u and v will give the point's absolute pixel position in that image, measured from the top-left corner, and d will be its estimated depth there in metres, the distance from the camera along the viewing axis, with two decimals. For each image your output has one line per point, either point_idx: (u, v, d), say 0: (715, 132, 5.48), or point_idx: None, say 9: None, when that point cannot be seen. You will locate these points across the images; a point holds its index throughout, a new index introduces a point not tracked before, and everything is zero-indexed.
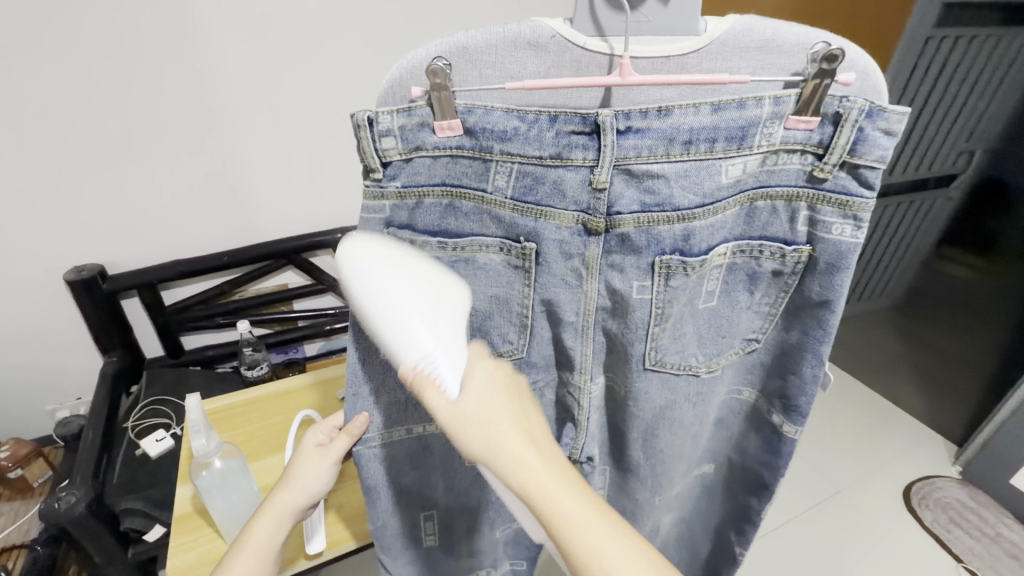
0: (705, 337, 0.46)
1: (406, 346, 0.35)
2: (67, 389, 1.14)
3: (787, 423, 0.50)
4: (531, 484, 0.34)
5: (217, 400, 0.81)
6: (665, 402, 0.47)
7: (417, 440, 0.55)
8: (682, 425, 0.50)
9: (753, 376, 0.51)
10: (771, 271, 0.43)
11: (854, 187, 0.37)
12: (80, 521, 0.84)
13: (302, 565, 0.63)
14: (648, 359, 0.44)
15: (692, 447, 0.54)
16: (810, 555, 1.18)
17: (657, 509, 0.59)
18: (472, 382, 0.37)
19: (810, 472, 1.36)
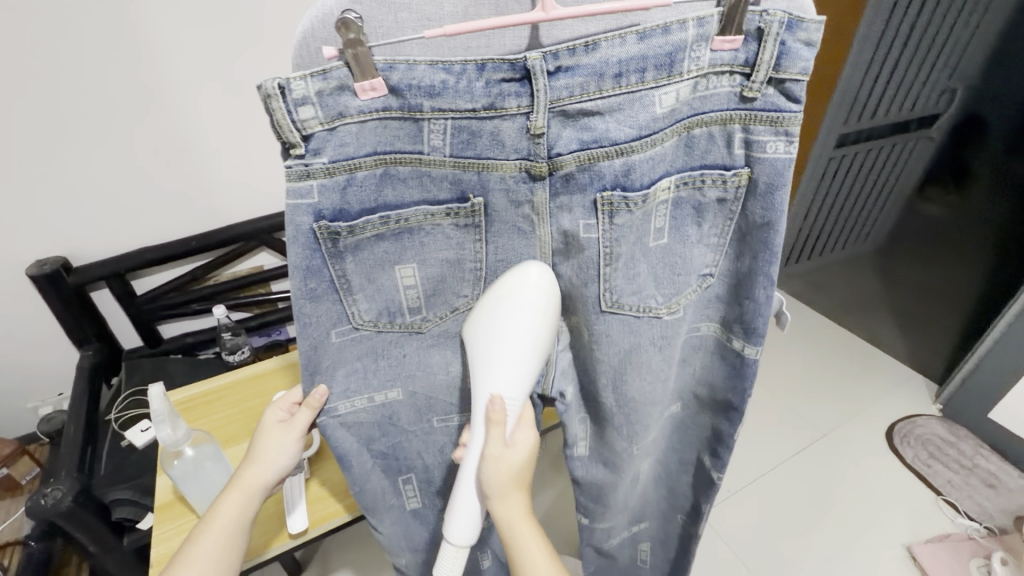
0: (661, 277, 0.45)
1: (503, 385, 0.43)
2: (47, 385, 1.13)
3: (747, 346, 0.49)
4: (509, 530, 0.47)
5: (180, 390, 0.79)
6: (630, 345, 0.47)
7: (384, 408, 0.54)
8: (649, 367, 0.49)
9: (711, 308, 0.50)
10: (715, 200, 0.42)
11: (783, 103, 0.37)
12: (70, 515, 0.83)
13: (286, 544, 0.63)
14: (604, 302, 0.43)
15: (663, 389, 0.53)
16: (796, 498, 1.22)
17: (636, 456, 0.60)
18: (523, 444, 0.46)
19: (794, 418, 1.38)
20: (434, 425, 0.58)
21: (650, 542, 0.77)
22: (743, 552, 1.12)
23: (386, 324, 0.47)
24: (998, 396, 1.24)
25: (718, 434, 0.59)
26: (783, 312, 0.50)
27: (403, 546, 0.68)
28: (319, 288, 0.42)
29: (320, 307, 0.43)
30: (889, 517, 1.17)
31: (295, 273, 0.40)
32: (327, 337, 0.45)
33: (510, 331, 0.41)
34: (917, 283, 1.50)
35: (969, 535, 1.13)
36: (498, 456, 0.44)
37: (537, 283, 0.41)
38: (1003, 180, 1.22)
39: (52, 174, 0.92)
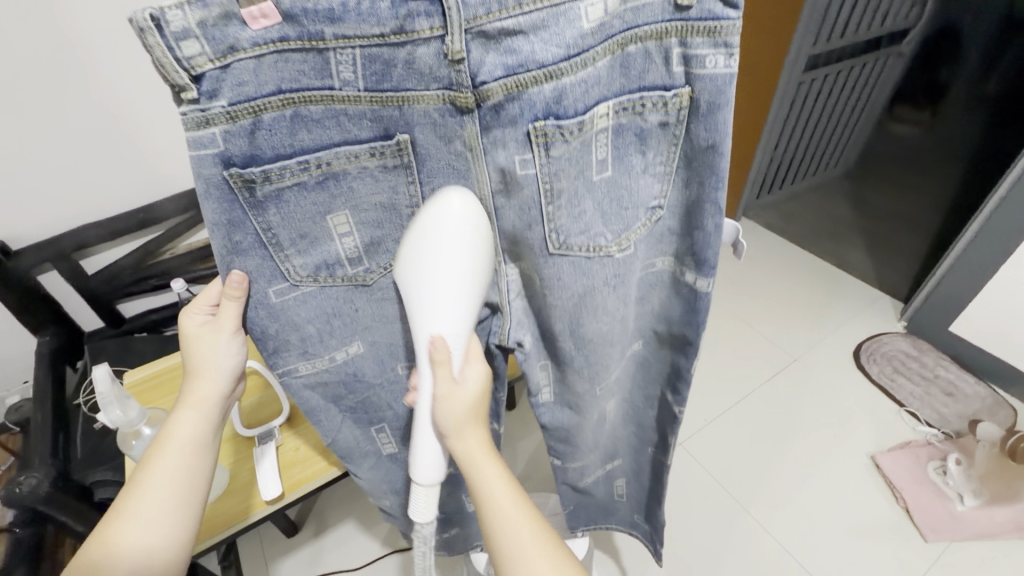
0: (608, 213, 0.44)
1: (439, 325, 0.42)
2: (13, 374, 1.09)
3: (699, 279, 0.49)
4: (473, 471, 0.44)
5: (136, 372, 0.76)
6: (582, 287, 0.47)
7: (345, 366, 0.53)
8: (604, 306, 0.49)
9: (667, 243, 0.49)
10: (658, 124, 0.40)
11: (720, 10, 0.34)
12: (49, 500, 0.80)
13: (263, 509, 0.63)
14: (551, 244, 0.43)
15: (620, 328, 0.53)
16: (769, 419, 1.27)
17: (598, 395, 0.60)
18: (468, 378, 0.44)
19: (767, 346, 1.42)
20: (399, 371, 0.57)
21: (624, 477, 0.81)
22: (718, 471, 1.18)
23: (326, 278, 0.45)
24: (959, 309, 1.27)
25: (678, 367, 0.60)
26: (739, 240, 0.49)
27: (386, 495, 0.70)
28: (245, 242, 0.40)
29: (250, 260, 0.41)
30: (854, 428, 1.24)
31: (214, 227, 0.38)
32: (265, 296, 0.44)
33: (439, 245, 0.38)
34: (891, 202, 1.54)
35: (928, 441, 1.20)
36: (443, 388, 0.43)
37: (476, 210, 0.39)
38: (974, 93, 1.21)
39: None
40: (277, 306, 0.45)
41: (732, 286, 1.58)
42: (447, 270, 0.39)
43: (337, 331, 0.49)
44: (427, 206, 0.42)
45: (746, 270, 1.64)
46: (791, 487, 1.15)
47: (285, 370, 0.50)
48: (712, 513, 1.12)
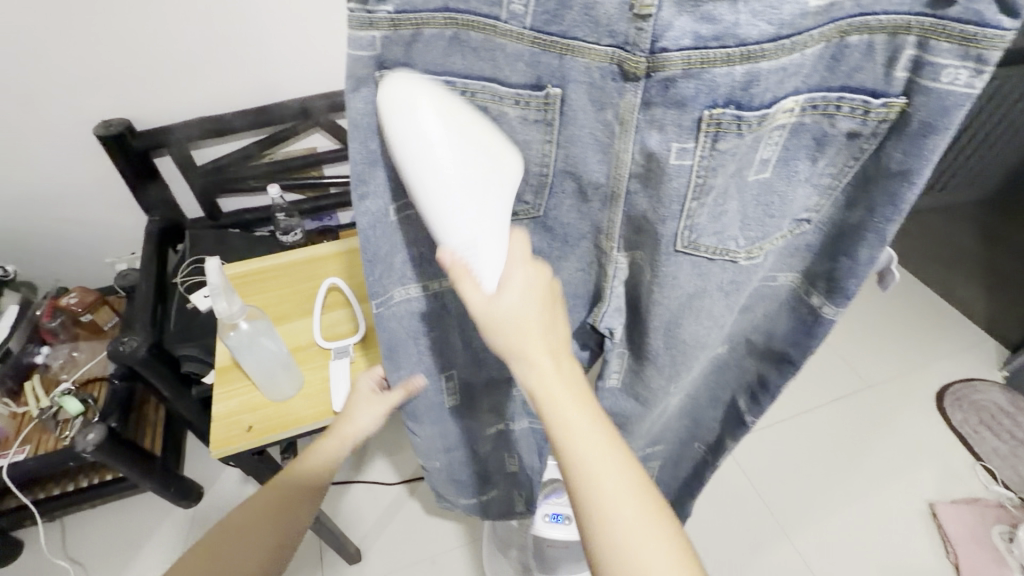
0: (749, 218, 0.40)
1: (451, 234, 0.36)
2: (122, 243, 1.19)
3: (828, 305, 0.45)
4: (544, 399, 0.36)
5: (239, 264, 0.77)
6: (694, 290, 0.44)
7: (433, 301, 0.54)
8: (710, 313, 0.46)
9: (796, 258, 0.45)
10: (846, 133, 0.35)
11: (989, 16, 0.29)
12: (145, 363, 0.93)
13: (332, 420, 0.63)
14: (678, 243, 0.40)
15: (718, 335, 0.50)
16: (826, 443, 1.20)
17: (670, 393, 0.58)
18: (508, 283, 0.37)
19: (840, 366, 1.33)
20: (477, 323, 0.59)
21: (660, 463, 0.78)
22: (758, 482, 1.15)
23: None
24: None
25: (763, 378, 0.57)
26: (889, 271, 0.44)
27: (440, 443, 0.72)
28: (379, 153, 0.39)
29: (380, 173, 0.40)
30: (918, 470, 1.15)
31: (355, 129, 0.37)
32: (385, 212, 0.44)
33: (427, 156, 0.34)
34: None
35: (999, 502, 1.10)
36: (481, 307, 0.36)
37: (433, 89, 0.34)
38: None
39: (125, 34, 0.90)
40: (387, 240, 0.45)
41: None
42: (445, 154, 0.34)
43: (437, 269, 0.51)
44: (555, 167, 0.41)
45: None
46: (834, 513, 1.10)
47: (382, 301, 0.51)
48: (744, 523, 1.09)
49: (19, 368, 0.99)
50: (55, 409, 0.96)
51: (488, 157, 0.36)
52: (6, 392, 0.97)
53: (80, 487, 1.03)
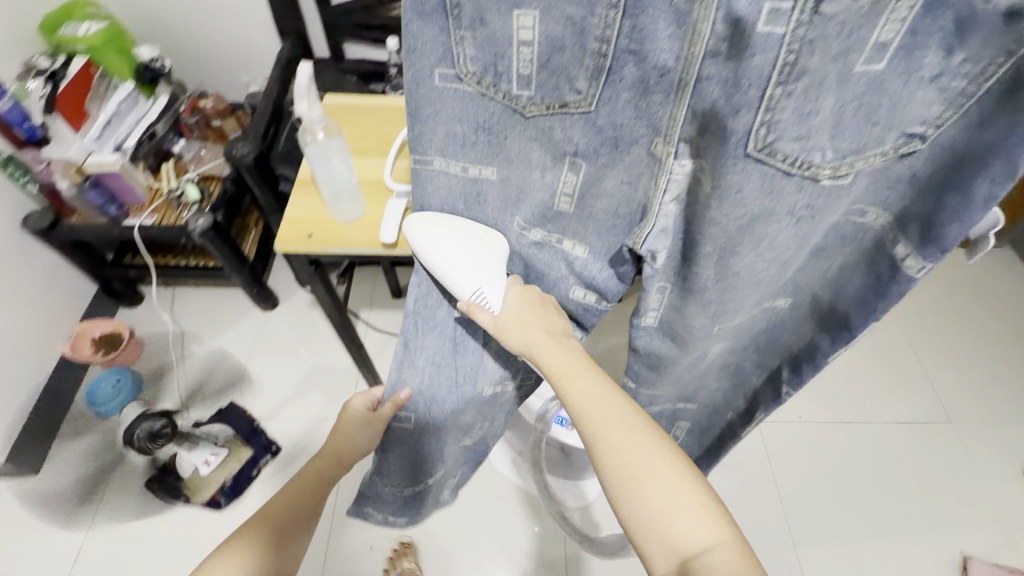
0: (845, 124, 0.34)
1: (461, 288, 0.56)
2: (259, 67, 1.30)
3: (912, 257, 0.41)
4: (551, 370, 0.52)
5: (335, 98, 0.81)
6: (759, 210, 0.40)
7: (468, 183, 0.55)
8: (772, 244, 0.43)
9: (892, 190, 0.39)
10: (1002, 14, 0.28)
11: None
12: (248, 169, 1.03)
13: (376, 250, 0.68)
14: (752, 143, 0.36)
15: (777, 275, 0.47)
16: (874, 467, 1.10)
17: (712, 336, 0.55)
18: (507, 301, 0.56)
19: (924, 391, 1.19)
20: (513, 228, 0.59)
21: (688, 423, 0.75)
22: (782, 478, 1.09)
23: (488, 86, 0.45)
24: None
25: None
26: (988, 238, 0.40)
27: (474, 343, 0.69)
28: (428, 6, 0.42)
29: (432, 32, 0.43)
30: (968, 521, 1.04)
31: None
32: (431, 76, 0.46)
33: (439, 253, 0.56)
34: None
35: None
36: (490, 320, 0.55)
37: (439, 220, 0.58)
38: None
39: None
40: (433, 90, 0.47)
41: (934, 316, 1.29)
42: (451, 246, 0.56)
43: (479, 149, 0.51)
44: (617, 47, 0.38)
45: (958, 303, 1.31)
46: (852, 530, 1.04)
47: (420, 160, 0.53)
48: (751, 510, 1.06)
49: (160, 152, 1.16)
50: (178, 192, 1.12)
51: (479, 239, 0.57)
52: (147, 168, 1.14)
53: (188, 265, 1.21)
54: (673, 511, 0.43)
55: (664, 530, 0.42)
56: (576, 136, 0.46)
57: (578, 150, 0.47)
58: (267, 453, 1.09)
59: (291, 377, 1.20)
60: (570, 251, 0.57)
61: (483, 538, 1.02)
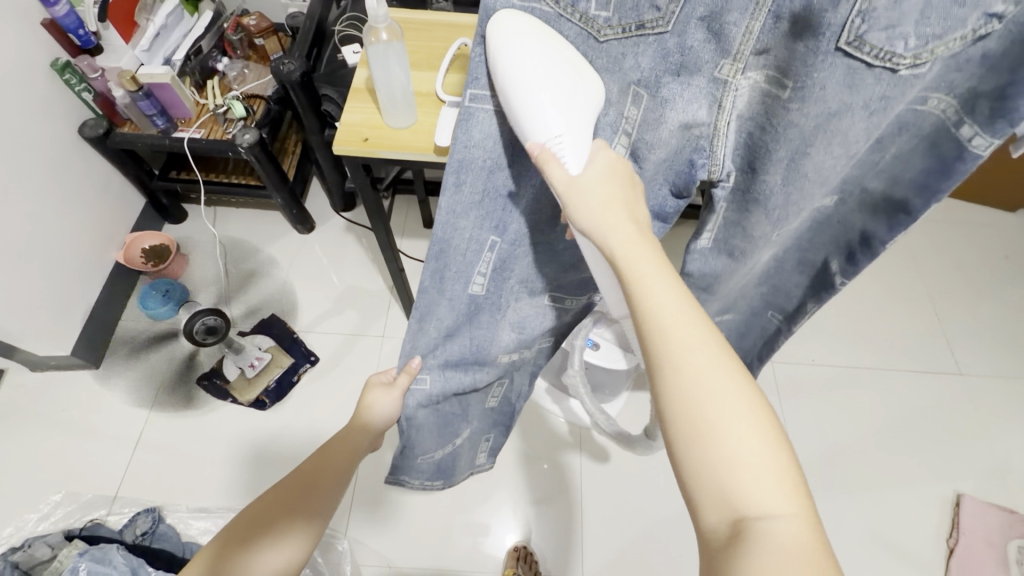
0: (935, 5, 0.32)
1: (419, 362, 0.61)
2: None
3: (980, 135, 0.40)
4: (627, 258, 0.36)
5: (401, 10, 0.81)
6: (836, 106, 0.39)
7: (518, 128, 0.44)
8: (844, 138, 0.41)
9: (962, 76, 0.37)
10: None
11: None
12: (293, 88, 1.04)
13: (429, 156, 0.71)
14: (842, 36, 0.35)
15: (841, 171, 0.46)
16: (877, 404, 1.15)
17: (769, 244, 0.55)
18: (592, 163, 0.40)
19: (939, 346, 1.21)
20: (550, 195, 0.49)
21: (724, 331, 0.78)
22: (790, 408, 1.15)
23: (566, 6, 0.38)
24: None
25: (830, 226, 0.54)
26: None
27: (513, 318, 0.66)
28: None
29: None
30: (959, 461, 1.09)
31: None
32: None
33: (455, 238, 0.50)
34: None
35: None
36: (562, 182, 0.40)
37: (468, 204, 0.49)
38: None
39: None
40: (503, 17, 0.40)
41: (951, 267, 1.31)
42: (464, 236, 0.51)
43: (499, 119, 0.43)
44: None
45: (990, 266, 1.30)
46: (849, 462, 1.09)
47: (478, 94, 0.42)
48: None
49: (205, 69, 1.18)
50: (224, 109, 1.14)
51: (494, 234, 0.51)
52: (193, 84, 1.16)
53: (231, 183, 1.25)
54: (733, 489, 0.30)
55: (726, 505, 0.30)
56: (644, 63, 0.39)
57: (643, 79, 0.40)
58: (307, 361, 1.17)
59: (325, 297, 1.26)
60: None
61: (506, 453, 1.11)
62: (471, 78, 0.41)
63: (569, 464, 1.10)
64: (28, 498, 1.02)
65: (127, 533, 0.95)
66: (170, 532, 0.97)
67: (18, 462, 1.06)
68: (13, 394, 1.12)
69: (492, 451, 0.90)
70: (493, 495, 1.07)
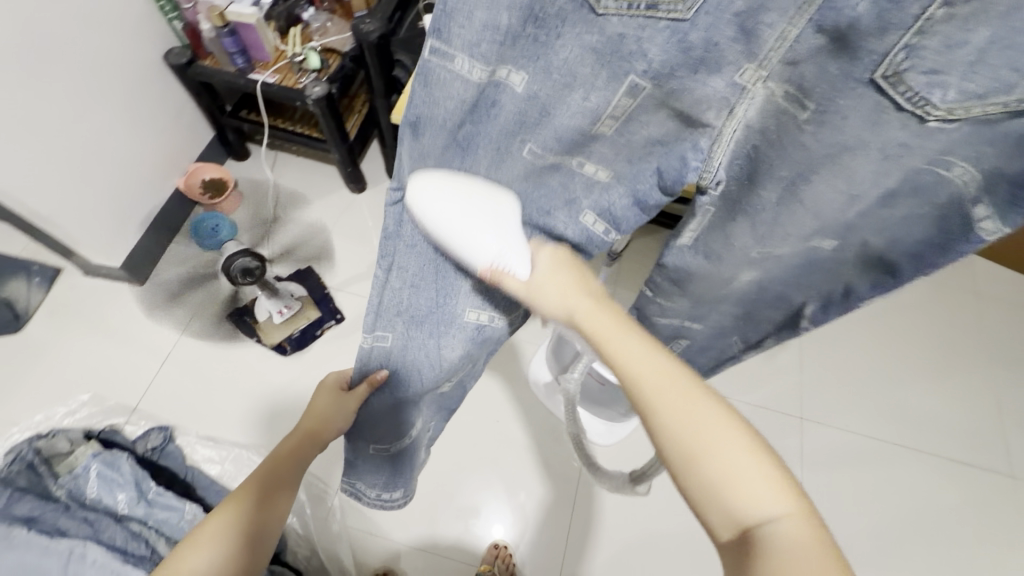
0: (983, 65, 0.30)
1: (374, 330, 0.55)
2: None
3: (989, 220, 0.38)
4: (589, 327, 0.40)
5: None
6: (853, 140, 0.37)
7: (484, 92, 0.39)
8: (851, 178, 0.40)
9: (993, 145, 0.33)
10: None
11: None
12: (370, 48, 1.05)
13: None
14: (877, 69, 0.32)
15: (839, 214, 0.44)
16: (908, 488, 1.06)
17: (746, 260, 0.54)
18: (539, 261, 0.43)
19: (991, 441, 1.11)
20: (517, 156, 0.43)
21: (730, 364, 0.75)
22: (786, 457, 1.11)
23: None
24: None
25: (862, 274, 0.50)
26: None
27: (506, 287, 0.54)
28: None
29: None
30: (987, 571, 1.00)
31: None
32: None
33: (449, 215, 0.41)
34: None
35: None
36: (523, 291, 0.43)
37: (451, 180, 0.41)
38: None
39: None
40: None
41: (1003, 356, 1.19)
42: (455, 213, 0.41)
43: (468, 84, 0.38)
44: None
45: None
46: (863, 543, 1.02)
47: (438, 49, 0.36)
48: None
49: (291, 17, 1.19)
50: (301, 58, 1.16)
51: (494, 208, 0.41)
52: (277, 29, 1.17)
53: (295, 131, 1.27)
54: (733, 477, 0.34)
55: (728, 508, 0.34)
56: (652, 51, 0.34)
57: (649, 69, 0.35)
58: (333, 319, 1.19)
59: (362, 260, 1.27)
60: (587, 176, 0.44)
61: (504, 450, 1.09)
62: (432, 29, 0.36)
63: (562, 473, 1.07)
64: (60, 390, 1.09)
65: (138, 444, 1.01)
66: (177, 451, 1.02)
67: (58, 355, 1.13)
68: (65, 293, 1.19)
69: (433, 440, 0.88)
70: (483, 488, 1.06)
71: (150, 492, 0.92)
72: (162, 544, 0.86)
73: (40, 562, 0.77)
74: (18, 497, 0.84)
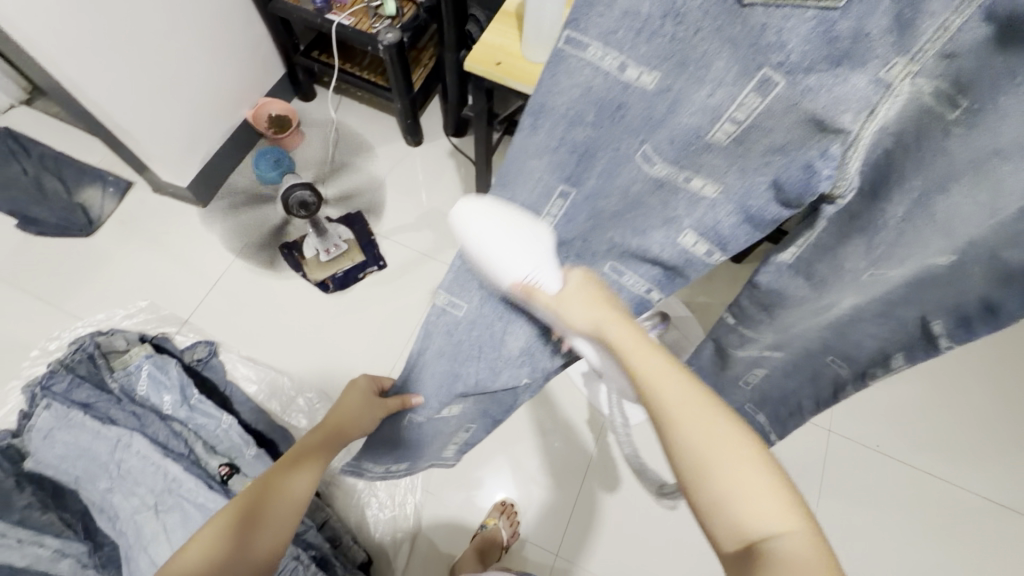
0: None
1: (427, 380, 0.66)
2: None
3: None
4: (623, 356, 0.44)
5: None
6: (1012, 143, 0.32)
7: (612, 92, 0.36)
8: (998, 186, 0.34)
9: None
10: None
11: None
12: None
13: None
14: None
15: (975, 233, 0.38)
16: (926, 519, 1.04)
17: (854, 286, 0.48)
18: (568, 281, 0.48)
19: None
20: (632, 159, 0.40)
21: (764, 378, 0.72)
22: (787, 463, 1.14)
23: None
24: None
25: (985, 305, 0.43)
26: None
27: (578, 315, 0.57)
28: None
29: None
30: None
31: None
32: None
33: (490, 242, 0.45)
34: None
35: None
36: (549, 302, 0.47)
37: (495, 208, 0.45)
38: None
39: None
40: None
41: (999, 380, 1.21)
42: (504, 241, 0.45)
43: (586, 72, 0.35)
44: None
45: None
46: None
47: (573, 39, 0.34)
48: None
49: None
50: (376, 3, 1.16)
51: (529, 224, 0.45)
52: None
53: (362, 77, 1.29)
54: (748, 501, 0.37)
55: (740, 515, 0.37)
56: (792, 42, 0.30)
57: (785, 62, 0.30)
58: (376, 265, 1.22)
59: (410, 212, 1.30)
60: (694, 190, 0.40)
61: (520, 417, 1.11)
62: (572, 17, 0.33)
63: (578, 444, 1.09)
64: (122, 293, 1.17)
65: (186, 353, 1.08)
66: (220, 366, 1.09)
67: (123, 262, 1.21)
68: (135, 205, 1.27)
69: (459, 445, 0.90)
70: (497, 448, 1.09)
71: (193, 397, 0.97)
72: (199, 445, 0.92)
73: (90, 444, 0.89)
74: (76, 385, 0.93)
